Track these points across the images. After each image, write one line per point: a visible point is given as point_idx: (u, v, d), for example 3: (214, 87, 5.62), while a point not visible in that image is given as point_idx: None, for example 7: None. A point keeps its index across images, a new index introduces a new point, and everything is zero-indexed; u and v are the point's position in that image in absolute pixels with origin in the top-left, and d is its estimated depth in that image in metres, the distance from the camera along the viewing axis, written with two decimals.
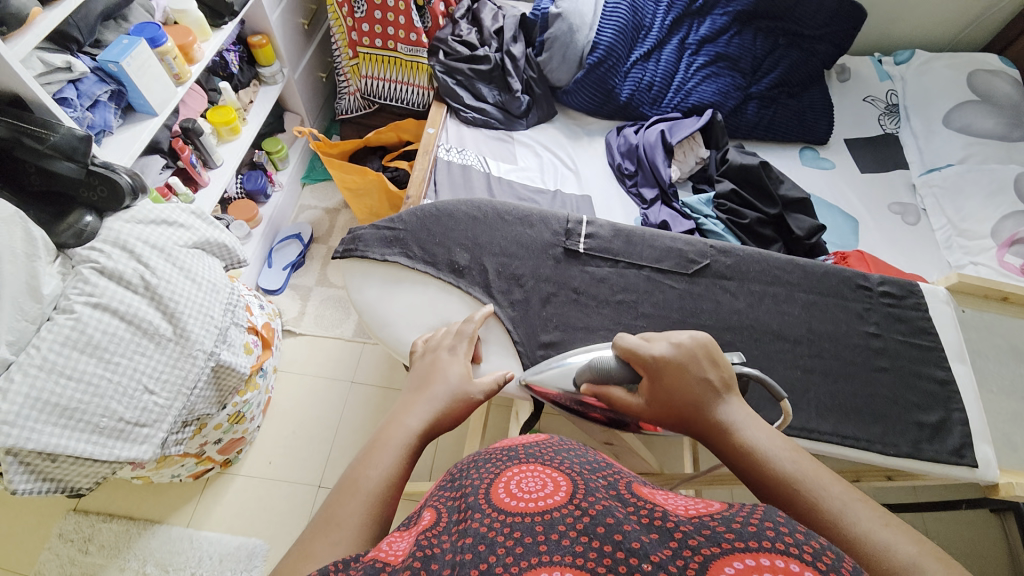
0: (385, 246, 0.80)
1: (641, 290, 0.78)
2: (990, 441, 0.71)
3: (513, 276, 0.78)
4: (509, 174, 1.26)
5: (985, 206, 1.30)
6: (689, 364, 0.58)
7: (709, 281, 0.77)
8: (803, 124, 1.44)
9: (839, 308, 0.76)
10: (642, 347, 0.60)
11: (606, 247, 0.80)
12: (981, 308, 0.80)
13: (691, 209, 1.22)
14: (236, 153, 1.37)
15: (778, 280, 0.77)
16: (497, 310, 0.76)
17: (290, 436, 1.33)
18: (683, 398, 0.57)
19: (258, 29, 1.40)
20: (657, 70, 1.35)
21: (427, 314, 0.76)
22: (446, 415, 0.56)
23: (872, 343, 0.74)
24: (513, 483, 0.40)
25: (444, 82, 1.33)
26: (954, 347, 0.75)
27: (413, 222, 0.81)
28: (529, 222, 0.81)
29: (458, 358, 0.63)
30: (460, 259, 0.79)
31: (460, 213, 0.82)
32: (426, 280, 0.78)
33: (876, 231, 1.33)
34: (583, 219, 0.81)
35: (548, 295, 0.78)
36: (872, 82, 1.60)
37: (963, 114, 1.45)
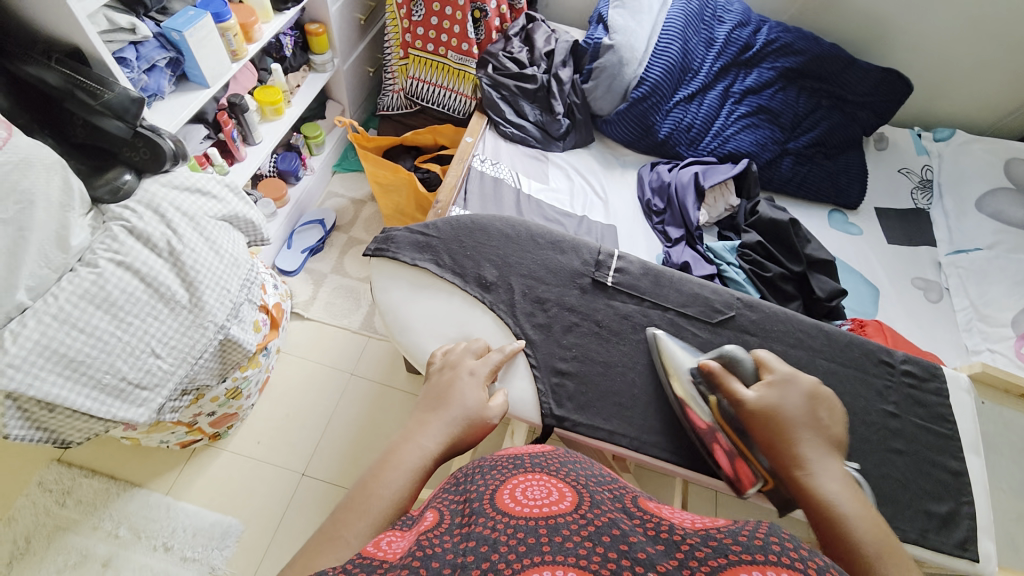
0: (416, 251, 0.81)
1: (663, 332, 0.77)
2: (994, 537, 0.69)
3: (537, 299, 0.78)
4: (539, 193, 1.27)
5: (1009, 294, 1.30)
6: (818, 398, 0.62)
7: (732, 334, 0.77)
8: (837, 187, 1.44)
9: (859, 382, 0.75)
10: (781, 363, 0.65)
11: (634, 284, 0.80)
12: (1004, 403, 0.78)
13: (715, 254, 1.21)
14: (277, 133, 1.38)
15: (801, 344, 0.76)
16: (515, 328, 0.76)
17: (282, 418, 1.32)
18: (800, 419, 0.59)
19: (316, 18, 1.44)
20: (698, 112, 1.36)
21: (446, 323, 0.76)
22: (458, 439, 0.57)
23: (889, 422, 0.73)
24: (518, 491, 0.41)
25: (488, 95, 1.34)
26: (971, 438, 0.73)
27: (446, 231, 0.82)
28: (560, 248, 0.82)
29: (477, 380, 0.64)
30: (488, 274, 0.79)
31: (494, 229, 0.83)
32: (451, 290, 0.78)
33: (897, 303, 1.32)
34: (614, 252, 0.81)
35: (571, 324, 0.77)
36: (910, 155, 1.60)
37: (997, 200, 1.45)
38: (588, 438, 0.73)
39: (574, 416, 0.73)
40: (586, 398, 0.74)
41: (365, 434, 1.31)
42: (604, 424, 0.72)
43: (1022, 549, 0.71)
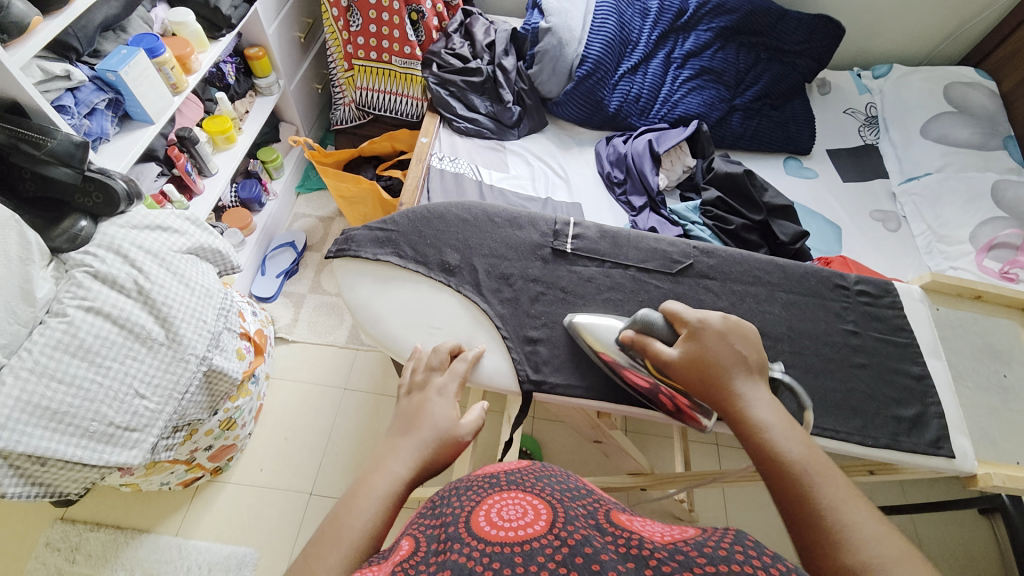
0: (378, 246, 0.82)
1: (628, 289, 0.79)
2: (966, 433, 0.72)
3: (502, 275, 0.80)
4: (501, 182, 1.29)
5: (964, 211, 1.35)
6: (730, 333, 0.64)
7: (692, 281, 0.79)
8: (786, 134, 1.49)
9: (819, 308, 0.78)
10: (691, 313, 0.67)
11: (593, 247, 0.82)
12: (955, 306, 0.83)
13: (679, 215, 1.25)
14: (232, 161, 1.37)
15: (759, 281, 0.79)
16: (485, 306, 0.78)
17: (282, 442, 1.32)
18: (720, 359, 0.62)
19: (254, 41, 1.44)
20: (644, 82, 1.39)
21: (417, 311, 0.78)
22: (430, 459, 0.57)
23: (851, 340, 0.77)
24: (493, 513, 0.43)
25: (437, 93, 1.34)
26: (929, 343, 0.78)
27: (405, 223, 0.83)
28: (518, 224, 0.84)
29: (447, 398, 0.64)
30: (451, 258, 0.81)
31: (451, 215, 0.84)
32: (417, 278, 0.80)
33: (859, 237, 1.38)
34: (570, 220, 0.83)
35: (537, 293, 0.79)
36: (852, 95, 1.66)
37: (940, 126, 1.50)
38: (568, 399, 0.75)
39: (552, 379, 0.75)
40: (560, 361, 0.76)
41: (367, 444, 1.32)
42: (581, 383, 0.75)
43: (997, 441, 0.73)
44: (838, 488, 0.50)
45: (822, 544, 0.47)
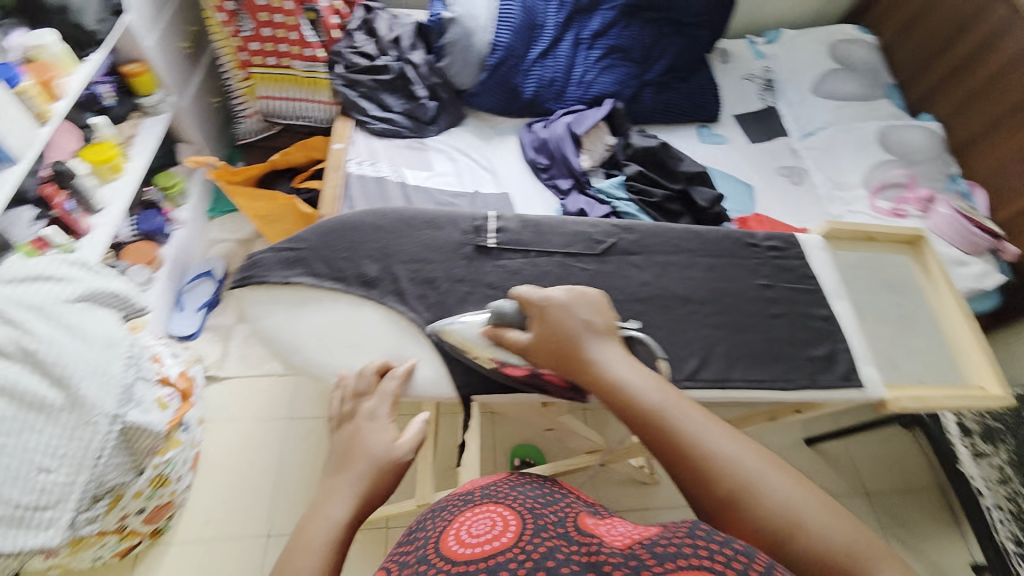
0: (287, 268, 0.77)
1: (555, 275, 0.79)
2: (872, 362, 0.79)
3: (427, 279, 0.77)
4: (426, 181, 1.25)
5: (857, 160, 1.46)
6: (573, 303, 0.63)
7: (618, 259, 0.81)
8: (696, 104, 1.56)
9: (734, 267, 0.83)
10: (534, 293, 0.65)
11: (516, 239, 0.81)
12: (853, 248, 0.90)
13: (606, 193, 1.27)
14: (124, 192, 1.23)
15: (679, 249, 0.83)
16: (413, 316, 0.75)
17: (228, 488, 1.24)
18: (569, 331, 0.61)
19: (131, 57, 1.30)
20: (556, 66, 1.38)
21: (340, 331, 0.74)
22: (373, 489, 0.54)
23: (766, 293, 0.82)
24: (465, 531, 0.48)
25: (345, 95, 1.27)
26: (832, 285, 0.84)
27: (315, 239, 0.78)
28: (436, 224, 0.81)
29: (382, 422, 0.61)
30: (370, 270, 0.77)
31: (367, 224, 0.81)
32: (335, 296, 0.76)
33: (770, 194, 1.47)
34: (490, 214, 0.82)
35: (465, 294, 0.77)
36: (749, 62, 1.76)
37: (828, 82, 1.62)
38: (509, 393, 0.74)
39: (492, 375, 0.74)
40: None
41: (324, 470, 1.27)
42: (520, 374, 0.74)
43: (900, 365, 0.81)
44: (698, 417, 0.52)
45: (699, 484, 0.48)
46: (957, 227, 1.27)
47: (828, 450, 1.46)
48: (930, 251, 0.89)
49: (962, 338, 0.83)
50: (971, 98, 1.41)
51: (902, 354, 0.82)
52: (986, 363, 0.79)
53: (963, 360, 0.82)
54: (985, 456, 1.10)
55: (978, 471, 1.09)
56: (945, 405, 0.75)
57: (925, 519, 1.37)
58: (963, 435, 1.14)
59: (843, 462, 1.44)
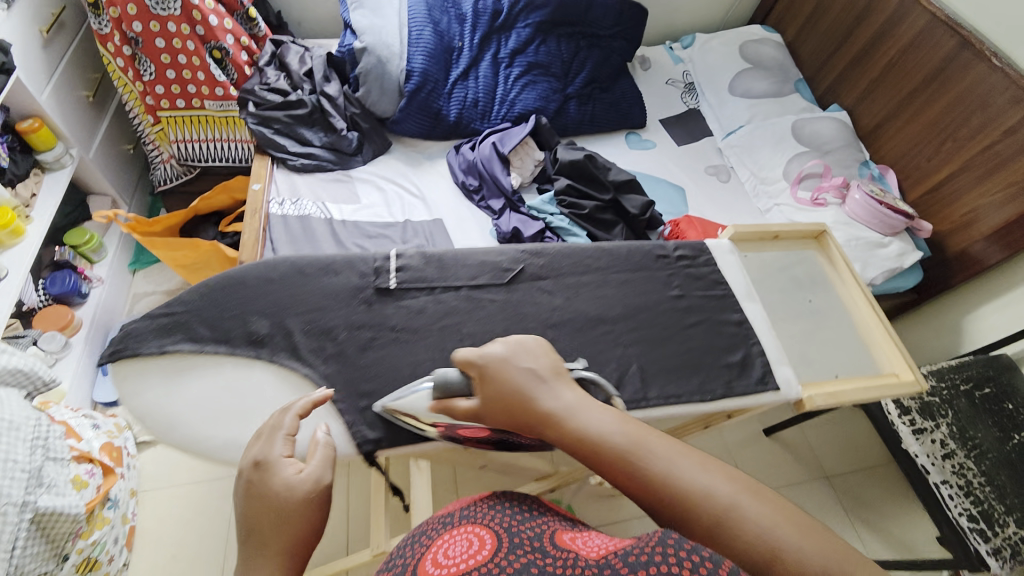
0: (163, 336, 0.70)
1: (463, 310, 0.76)
2: (786, 362, 0.81)
3: (323, 331, 0.72)
4: (354, 215, 1.22)
5: (775, 153, 1.52)
6: (516, 354, 0.60)
7: (526, 286, 0.79)
8: (620, 113, 1.59)
9: (648, 280, 0.84)
10: (473, 352, 0.61)
11: (418, 276, 0.77)
12: (760, 249, 0.92)
13: (537, 210, 1.28)
14: (25, 258, 1.14)
15: (590, 269, 0.82)
16: (310, 372, 0.70)
17: (171, 561, 1.15)
18: (518, 383, 0.57)
19: (25, 112, 1.20)
20: (478, 86, 1.39)
21: (229, 397, 0.68)
22: (292, 540, 0.46)
23: (679, 303, 0.83)
24: (441, 552, 0.45)
25: (260, 133, 1.21)
26: (743, 289, 0.86)
27: (195, 300, 0.71)
28: (332, 270, 0.76)
29: (281, 460, 0.51)
30: (259, 327, 0.72)
31: (254, 278, 0.74)
32: (220, 360, 0.70)
33: (700, 194, 1.52)
34: (390, 254, 0.78)
35: (368, 340, 0.73)
36: (669, 67, 1.82)
37: (743, 81, 1.68)
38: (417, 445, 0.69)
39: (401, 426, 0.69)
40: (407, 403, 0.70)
41: None
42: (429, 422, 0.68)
43: (812, 361, 0.84)
44: (666, 452, 0.48)
45: (682, 522, 0.44)
46: (872, 210, 1.32)
47: (787, 437, 1.50)
48: (833, 244, 0.94)
49: (870, 326, 0.88)
50: (875, 84, 1.48)
51: (813, 350, 0.85)
52: (893, 347, 0.84)
53: (874, 349, 0.86)
54: (924, 432, 1.12)
55: (921, 447, 1.10)
56: (854, 398, 0.79)
57: (880, 490, 1.43)
58: (900, 412, 1.14)
59: (804, 449, 1.48)
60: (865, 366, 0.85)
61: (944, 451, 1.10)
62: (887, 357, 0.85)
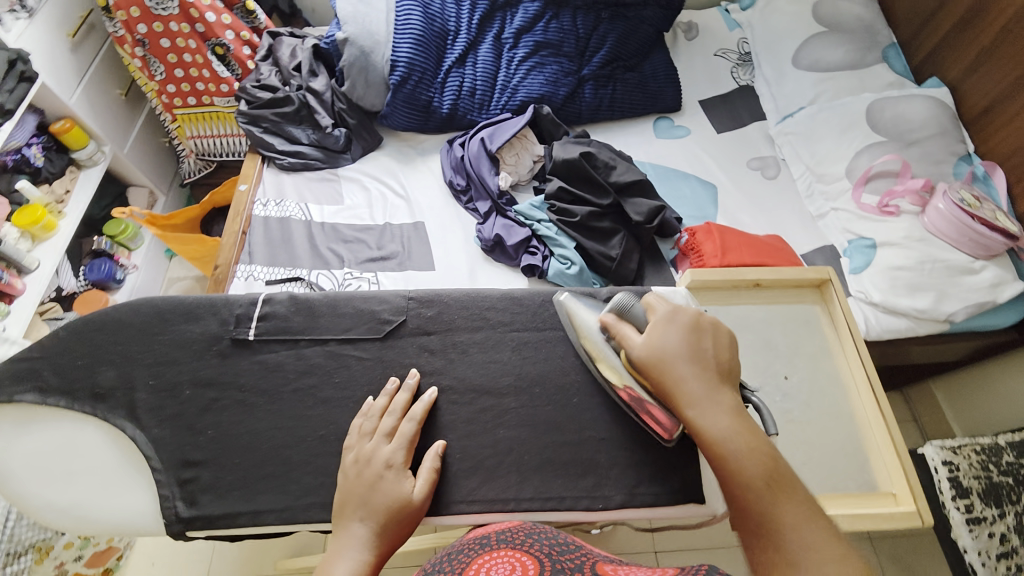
0: (15, 383, 0.60)
1: (324, 370, 0.65)
2: None
3: (169, 386, 0.62)
4: (334, 217, 1.18)
5: (839, 144, 1.22)
6: (695, 328, 0.57)
7: (404, 341, 0.68)
8: (648, 95, 1.37)
9: (558, 341, 0.70)
10: (662, 301, 0.60)
11: (284, 326, 0.66)
12: (727, 301, 0.77)
13: (524, 215, 1.15)
14: (55, 252, 1.27)
15: (483, 323, 0.70)
16: (138, 435, 0.60)
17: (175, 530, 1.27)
18: (677, 355, 0.55)
19: (59, 114, 1.30)
20: (476, 73, 1.27)
21: (61, 460, 0.58)
22: (392, 538, 0.54)
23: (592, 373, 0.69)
24: (486, 572, 0.45)
25: (250, 133, 1.21)
26: None
27: (51, 344, 0.61)
28: (192, 316, 0.64)
29: (401, 469, 0.58)
30: (105, 379, 0.61)
31: (114, 322, 0.63)
32: (58, 415, 0.60)
33: (736, 193, 1.27)
34: (256, 298, 0.66)
35: (208, 402, 0.62)
36: (723, 34, 1.53)
37: (812, 50, 1.35)
38: (236, 529, 0.58)
39: (212, 511, 0.58)
40: (226, 483, 0.59)
41: None
42: (246, 504, 0.58)
43: None
44: (798, 508, 0.46)
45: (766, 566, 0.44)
46: (958, 225, 1.02)
47: None
48: (838, 298, 0.76)
49: (870, 424, 0.71)
50: (986, 54, 1.14)
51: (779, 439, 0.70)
52: (894, 458, 0.68)
53: (871, 457, 0.70)
54: (980, 522, 0.94)
55: (972, 543, 0.93)
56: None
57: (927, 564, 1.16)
58: (954, 496, 0.95)
59: None
60: (852, 478, 0.69)
61: (1001, 550, 0.93)
62: (886, 470, 0.68)
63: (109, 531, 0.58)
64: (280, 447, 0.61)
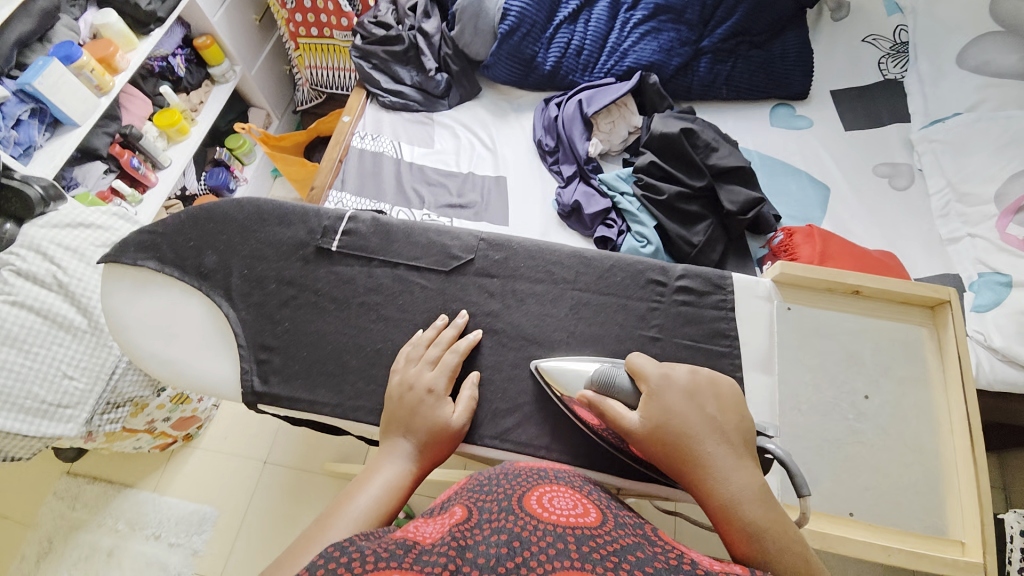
0: (140, 251, 0.67)
1: (391, 291, 0.68)
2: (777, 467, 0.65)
3: (258, 279, 0.68)
4: (422, 159, 1.22)
5: (993, 162, 1.04)
6: (699, 393, 0.55)
7: (468, 279, 0.69)
8: (770, 77, 1.24)
9: (618, 309, 0.68)
10: (651, 366, 0.57)
11: (362, 244, 0.70)
12: (817, 303, 0.70)
13: (609, 185, 1.11)
14: (184, 153, 1.44)
15: (549, 277, 0.69)
16: (231, 313, 0.67)
17: (243, 415, 1.44)
18: (689, 428, 0.52)
19: (202, 30, 1.45)
20: (586, 32, 1.21)
21: (168, 323, 0.67)
22: (430, 455, 0.57)
23: (649, 348, 0.66)
24: (546, 498, 0.48)
25: (360, 67, 1.26)
26: (760, 355, 0.67)
27: (170, 223, 0.69)
28: (285, 220, 0.70)
29: (442, 395, 0.60)
30: (209, 262, 0.68)
31: (222, 213, 0.69)
32: (171, 283, 0.68)
33: (850, 200, 1.13)
34: (343, 214, 0.70)
35: (288, 297, 0.68)
36: (878, 18, 1.32)
37: (986, 47, 1.14)
38: (296, 412, 0.65)
39: (280, 392, 0.64)
40: (293, 370, 0.65)
41: None
42: (306, 393, 0.64)
43: (822, 482, 0.64)
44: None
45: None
46: None
47: None
48: (953, 324, 0.66)
49: (954, 468, 0.64)
50: None
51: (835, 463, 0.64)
52: (973, 507, 0.61)
53: (947, 498, 0.63)
54: None
55: None
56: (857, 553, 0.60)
57: None
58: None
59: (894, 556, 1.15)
60: (916, 515, 0.62)
61: None
62: (961, 516, 0.61)
63: (203, 392, 0.66)
64: (341, 355, 0.66)
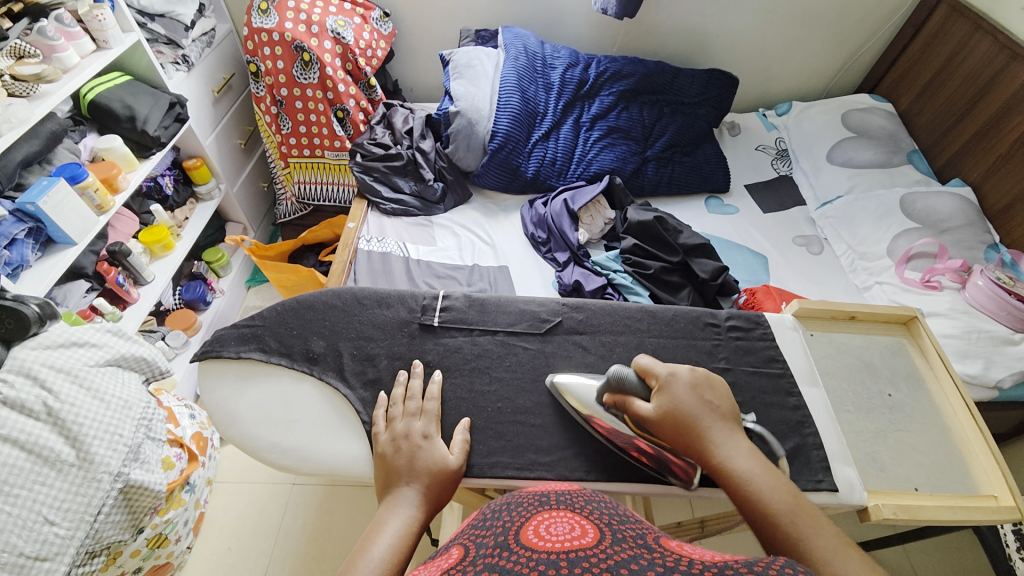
0: (241, 343, 0.82)
1: (496, 353, 0.85)
2: (850, 462, 0.78)
3: (367, 356, 0.82)
4: (428, 256, 1.32)
5: (877, 228, 1.39)
6: (702, 387, 0.69)
7: (561, 337, 0.87)
8: (701, 176, 1.57)
9: (690, 348, 0.87)
10: (658, 366, 0.72)
11: (461, 317, 0.87)
12: (831, 329, 0.93)
13: (601, 266, 1.29)
14: (168, 269, 1.41)
15: (629, 328, 0.88)
16: (348, 391, 0.79)
17: (224, 552, 1.26)
18: (693, 412, 0.66)
19: (192, 153, 1.51)
20: (557, 147, 1.48)
21: (278, 407, 0.78)
22: (433, 497, 0.64)
23: (724, 376, 0.84)
24: (542, 527, 0.41)
25: (362, 180, 1.40)
26: (805, 372, 0.86)
27: (272, 316, 0.84)
28: (386, 303, 0.87)
29: (435, 438, 0.71)
30: (315, 346, 0.83)
31: (320, 303, 0.87)
32: (279, 371, 0.81)
33: (784, 264, 1.40)
34: (438, 294, 0.89)
35: (428, 361, 0.83)
36: (761, 133, 1.76)
37: (844, 150, 1.57)
38: None
39: None
40: (448, 421, 0.77)
41: (319, 544, 1.27)
42: None
43: (885, 465, 0.80)
44: (828, 536, 0.54)
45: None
46: (998, 300, 1.16)
47: (883, 557, 1.27)
48: (925, 333, 0.92)
49: (968, 438, 0.83)
50: (1002, 160, 1.36)
51: (885, 452, 0.81)
52: (994, 466, 0.79)
53: (973, 466, 0.81)
54: None
55: None
56: (935, 517, 0.74)
57: None
58: (1020, 547, 0.99)
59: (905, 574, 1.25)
60: (958, 481, 0.79)
61: None
62: (987, 477, 0.79)
63: (324, 469, 0.75)
64: (478, 413, 0.78)
